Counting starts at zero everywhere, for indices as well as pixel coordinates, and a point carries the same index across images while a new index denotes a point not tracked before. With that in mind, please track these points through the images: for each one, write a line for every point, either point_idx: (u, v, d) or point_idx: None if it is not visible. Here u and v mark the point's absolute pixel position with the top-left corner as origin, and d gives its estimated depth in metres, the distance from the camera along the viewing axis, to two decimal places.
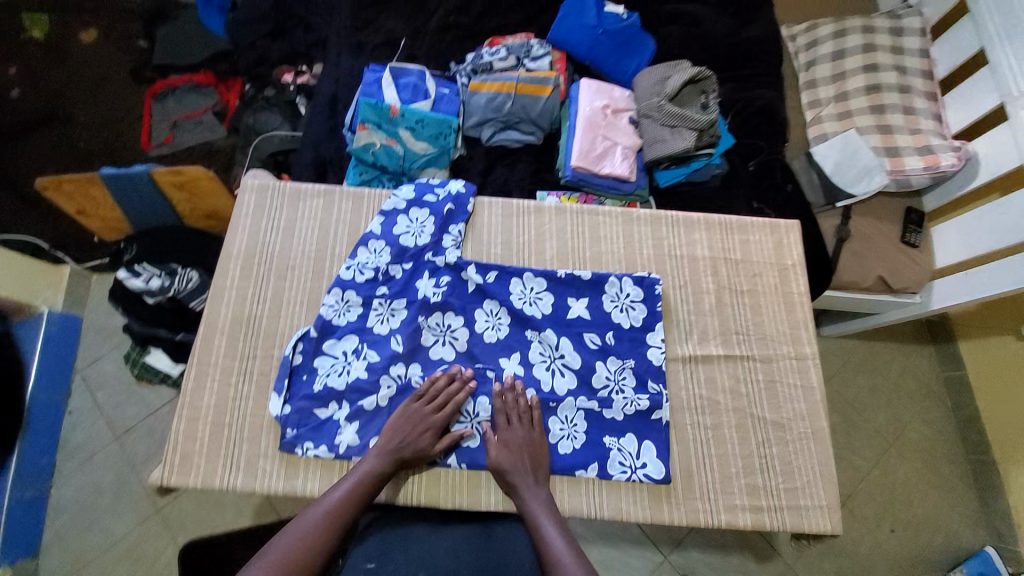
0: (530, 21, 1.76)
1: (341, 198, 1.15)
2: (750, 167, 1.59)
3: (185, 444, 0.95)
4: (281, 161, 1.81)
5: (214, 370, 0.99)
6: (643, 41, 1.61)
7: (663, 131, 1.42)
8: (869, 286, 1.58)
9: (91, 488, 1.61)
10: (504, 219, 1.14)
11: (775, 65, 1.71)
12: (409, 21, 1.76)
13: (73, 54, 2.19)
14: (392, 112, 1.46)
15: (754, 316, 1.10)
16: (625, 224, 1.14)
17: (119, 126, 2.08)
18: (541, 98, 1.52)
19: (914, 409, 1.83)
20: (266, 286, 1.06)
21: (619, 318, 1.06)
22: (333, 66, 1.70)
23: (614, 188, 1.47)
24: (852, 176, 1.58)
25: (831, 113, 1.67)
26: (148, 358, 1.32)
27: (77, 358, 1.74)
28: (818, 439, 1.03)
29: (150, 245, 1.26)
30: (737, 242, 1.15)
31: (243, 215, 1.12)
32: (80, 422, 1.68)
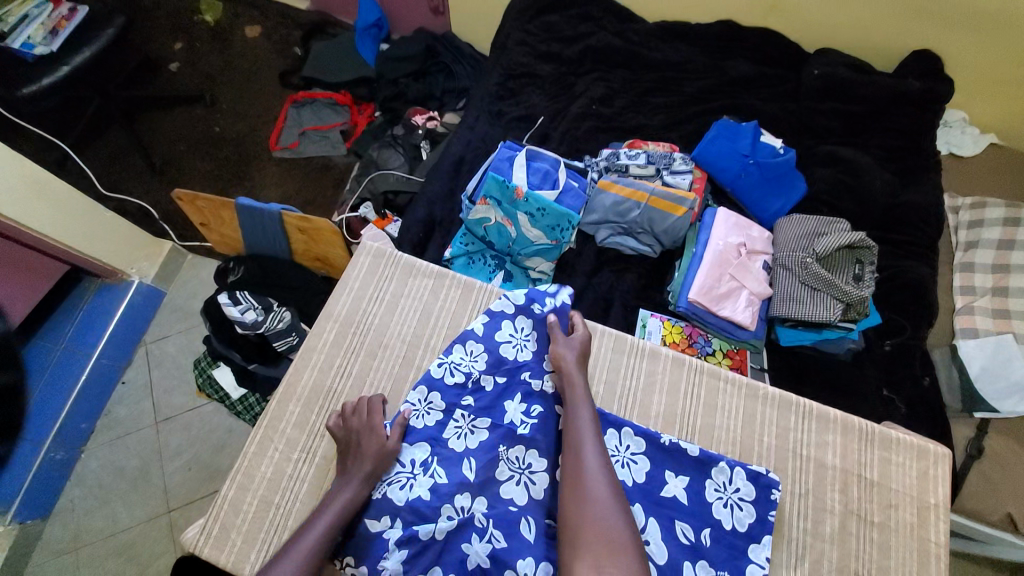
0: (672, 127, 1.70)
1: (452, 285, 1.10)
2: (885, 346, 1.40)
3: (229, 514, 0.90)
4: (391, 200, 1.81)
5: (279, 439, 0.95)
6: (795, 181, 1.49)
7: (800, 291, 1.28)
8: (993, 522, 1.30)
9: (114, 468, 1.60)
10: (614, 356, 1.04)
11: (932, 237, 1.54)
12: (552, 101, 1.76)
13: (236, 49, 2.37)
14: (516, 194, 1.42)
15: (879, 558, 0.92)
16: (747, 399, 1.00)
17: (255, 122, 2.20)
18: (671, 217, 1.43)
19: None
20: (355, 361, 1.01)
21: (720, 514, 0.89)
22: (467, 127, 1.72)
23: (727, 332, 1.33)
24: (1000, 389, 1.35)
25: (986, 305, 1.46)
26: (215, 372, 1.32)
27: (147, 330, 1.78)
28: None
29: (256, 273, 1.27)
30: (877, 459, 0.98)
31: (353, 278, 1.09)
32: (127, 395, 1.70)
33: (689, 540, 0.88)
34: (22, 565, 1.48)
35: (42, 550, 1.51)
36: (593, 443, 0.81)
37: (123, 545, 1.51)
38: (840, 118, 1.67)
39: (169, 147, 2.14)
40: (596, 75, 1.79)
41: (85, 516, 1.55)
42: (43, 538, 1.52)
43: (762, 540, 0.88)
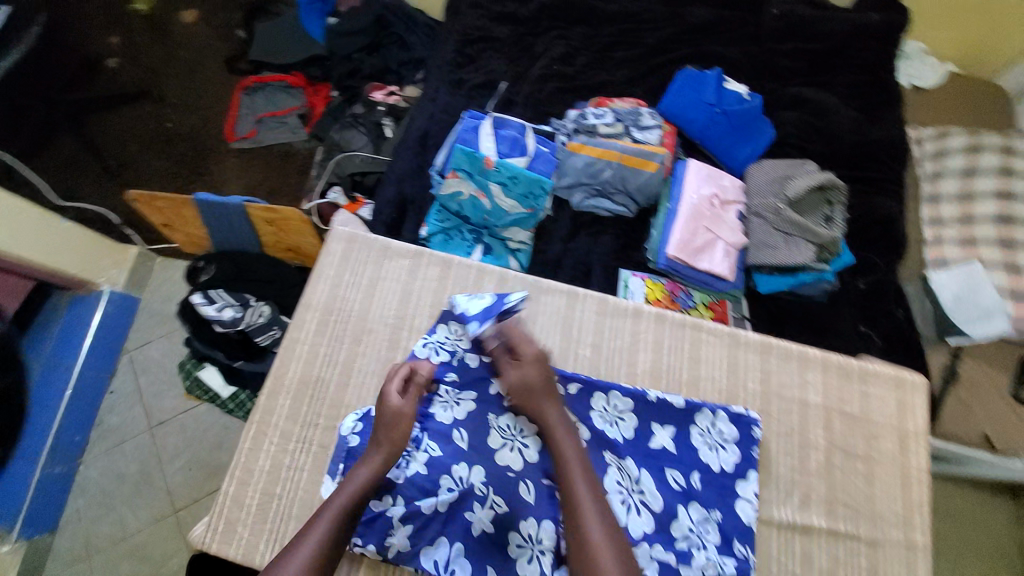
0: (636, 82, 1.67)
1: (430, 263, 1.08)
2: (860, 285, 1.43)
3: (232, 509, 0.90)
4: (359, 181, 1.79)
5: (272, 432, 0.95)
6: (762, 127, 1.51)
7: (774, 237, 1.30)
8: (971, 443, 1.36)
9: (114, 475, 1.59)
10: (598, 317, 1.05)
11: (896, 172, 1.57)
12: (512, 64, 1.70)
13: (177, 37, 2.22)
14: (487, 164, 1.40)
15: (867, 488, 0.94)
16: (730, 347, 1.02)
17: (209, 114, 2.09)
18: (644, 173, 1.43)
19: None
20: (340, 348, 1.00)
21: (709, 458, 0.93)
22: (428, 100, 1.66)
23: (707, 284, 1.36)
24: (971, 314, 1.40)
25: (954, 235, 1.50)
26: (200, 373, 1.28)
27: (128, 338, 1.73)
28: None
29: (228, 269, 1.24)
30: (857, 393, 1.00)
31: (328, 264, 1.07)
32: (118, 404, 1.67)
33: (680, 485, 0.91)
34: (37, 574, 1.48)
35: (52, 564, 1.51)
36: (584, 490, 0.80)
37: (131, 551, 1.52)
38: (801, 58, 1.68)
39: (121, 148, 2.03)
40: (555, 32, 1.73)
41: (91, 525, 1.54)
42: (51, 553, 1.52)
43: (750, 479, 0.92)
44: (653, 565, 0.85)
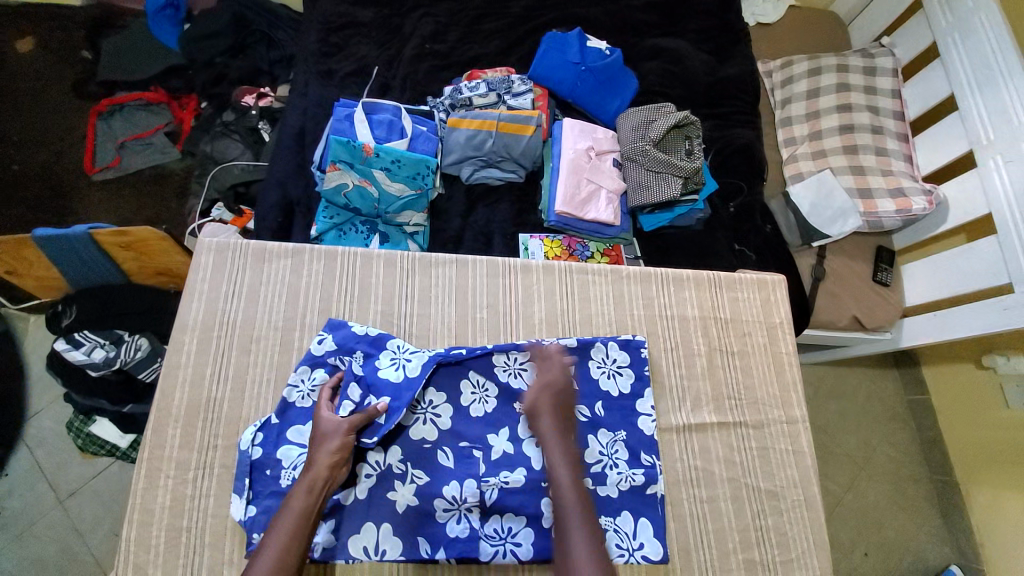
0: (509, 51, 1.70)
1: (312, 258, 1.05)
2: (731, 208, 1.59)
3: (138, 554, 0.84)
4: (243, 192, 1.68)
5: (169, 465, 0.89)
6: (625, 78, 1.57)
7: (647, 177, 1.40)
8: (844, 326, 1.58)
9: (32, 562, 1.41)
10: (490, 279, 1.08)
11: (752, 103, 1.73)
12: (382, 48, 1.67)
13: (0, 62, 1.91)
14: (365, 151, 1.36)
15: (744, 378, 1.09)
16: (614, 283, 1.11)
17: (56, 144, 1.84)
18: (523, 138, 1.45)
19: (882, 433, 1.85)
20: (229, 363, 0.96)
21: (608, 385, 1.01)
22: (299, 95, 1.60)
23: (598, 232, 1.45)
24: (828, 216, 1.57)
25: (806, 151, 1.68)
26: (92, 429, 1.18)
27: (21, 409, 1.50)
28: (810, 507, 1.01)
29: (92, 307, 1.14)
30: (726, 300, 1.14)
31: (201, 280, 1.01)
32: (16, 486, 1.45)
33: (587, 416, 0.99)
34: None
35: None
36: (570, 489, 0.79)
37: None
38: (653, 10, 1.78)
39: None
40: (421, 10, 1.70)
41: None
42: None
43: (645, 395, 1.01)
44: None
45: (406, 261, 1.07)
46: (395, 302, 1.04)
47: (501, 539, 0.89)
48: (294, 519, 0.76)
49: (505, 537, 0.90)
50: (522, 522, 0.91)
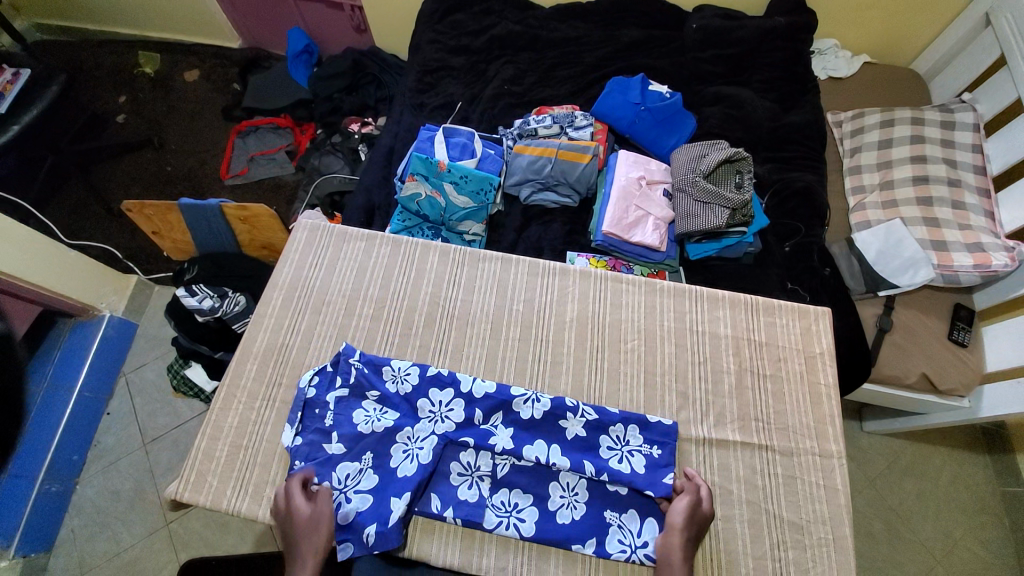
0: (578, 94, 1.88)
1: (381, 244, 1.24)
2: (786, 247, 1.58)
3: (204, 461, 1.01)
4: (337, 201, 1.96)
5: (241, 393, 1.07)
6: (683, 119, 1.69)
7: (694, 207, 1.46)
8: (912, 383, 1.44)
9: (110, 493, 1.63)
10: (530, 278, 1.19)
11: (816, 150, 1.74)
12: (467, 87, 1.93)
13: (177, 91, 2.44)
14: (440, 167, 1.57)
15: (776, 404, 1.06)
16: (646, 294, 1.16)
17: (204, 155, 2.28)
18: (579, 165, 1.59)
19: (967, 525, 1.60)
20: (302, 319, 1.14)
21: (618, 466, 0.96)
22: (394, 122, 1.88)
23: (643, 256, 1.50)
24: (897, 266, 1.49)
25: (875, 200, 1.62)
26: (187, 371, 1.44)
27: (124, 360, 1.82)
28: (840, 548, 0.95)
29: (209, 268, 1.40)
30: (763, 324, 1.13)
31: (293, 250, 1.23)
32: (113, 425, 1.73)
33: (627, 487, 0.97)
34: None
35: None
36: None
37: (125, 565, 1.54)
38: (721, 62, 1.87)
39: (126, 192, 2.18)
40: (504, 58, 1.96)
41: (87, 541, 1.57)
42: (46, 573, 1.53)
43: (654, 449, 0.99)
44: (581, 482, 0.97)
45: (458, 253, 1.22)
46: (443, 287, 1.18)
47: (506, 511, 0.94)
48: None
49: (510, 511, 0.95)
50: (529, 501, 0.96)
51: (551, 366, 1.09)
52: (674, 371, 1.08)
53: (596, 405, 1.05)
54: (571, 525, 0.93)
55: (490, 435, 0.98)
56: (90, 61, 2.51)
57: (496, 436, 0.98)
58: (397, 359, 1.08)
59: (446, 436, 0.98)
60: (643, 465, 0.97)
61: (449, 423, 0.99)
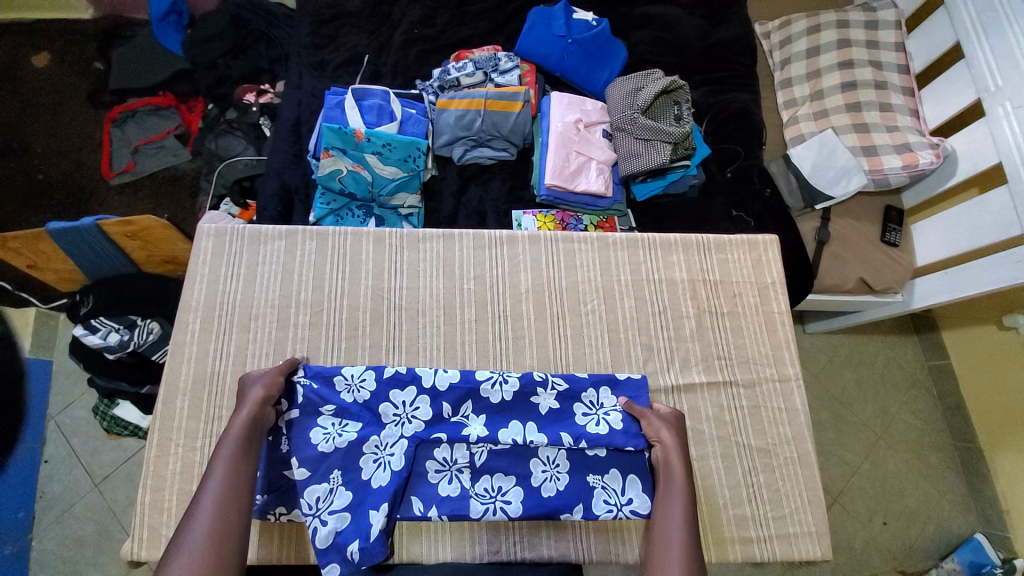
0: (499, 30, 1.70)
1: (304, 239, 1.10)
2: (727, 173, 1.56)
3: (152, 516, 0.91)
4: (247, 186, 1.74)
5: (177, 435, 0.95)
6: (614, 47, 1.57)
7: (637, 145, 1.40)
8: (850, 289, 1.52)
9: (73, 540, 1.50)
10: (477, 252, 1.10)
11: (749, 66, 1.69)
12: (373, 35, 1.69)
13: (21, 78, 2.00)
14: (357, 136, 1.39)
15: (735, 339, 1.07)
16: (600, 249, 1.11)
17: (76, 153, 1.93)
18: (511, 114, 1.46)
19: (900, 399, 1.79)
20: (229, 341, 1.01)
21: (596, 429, 0.95)
22: (294, 87, 1.63)
23: (590, 204, 1.44)
24: (831, 177, 1.51)
25: (807, 112, 1.61)
26: (116, 411, 1.27)
27: (48, 403, 1.59)
28: (804, 463, 1.01)
29: (106, 296, 1.22)
30: (717, 262, 1.13)
31: (201, 262, 1.06)
32: (55, 472, 1.54)
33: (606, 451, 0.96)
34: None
35: None
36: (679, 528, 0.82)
37: None
38: None
39: None
40: None
41: None
42: None
43: (628, 404, 0.98)
44: (561, 453, 0.95)
45: (394, 237, 1.10)
46: (384, 279, 1.07)
47: (491, 497, 0.92)
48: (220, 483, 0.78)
49: (495, 495, 0.92)
50: (512, 482, 0.93)
51: (513, 343, 1.04)
52: (636, 325, 1.07)
53: (566, 373, 1.02)
54: (557, 497, 0.92)
55: (462, 426, 0.94)
56: None
57: (469, 426, 0.94)
58: (347, 366, 0.99)
59: (418, 437, 0.92)
60: (620, 421, 0.96)
61: (416, 423, 0.93)
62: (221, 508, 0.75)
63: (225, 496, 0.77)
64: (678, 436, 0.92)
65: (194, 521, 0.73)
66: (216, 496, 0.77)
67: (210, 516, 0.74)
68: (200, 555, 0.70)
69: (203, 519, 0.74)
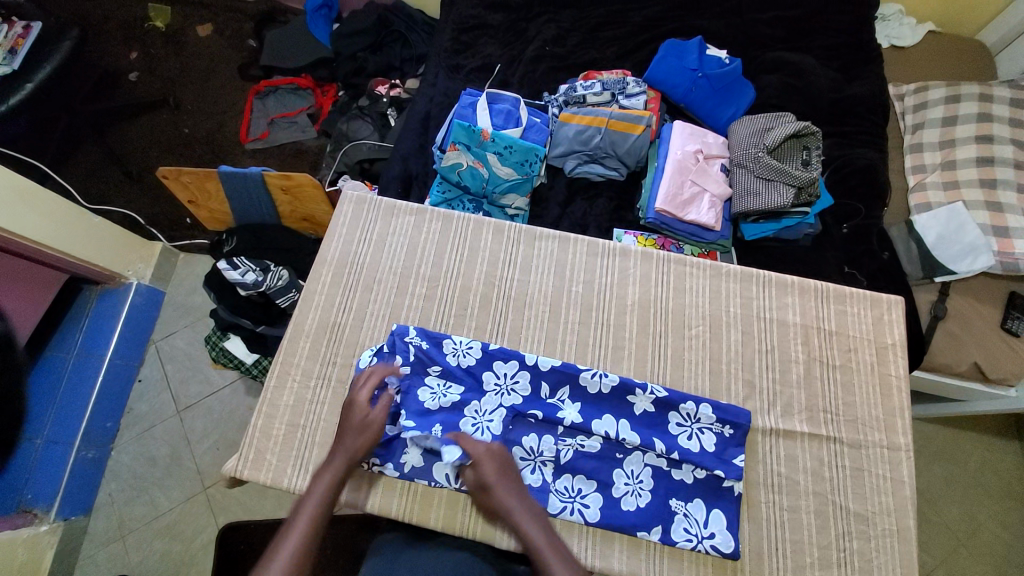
0: (626, 58, 1.76)
1: (431, 218, 1.18)
2: (844, 229, 1.52)
3: (261, 439, 1.00)
4: (366, 168, 1.83)
5: (296, 371, 1.04)
6: (743, 89, 1.59)
7: (757, 184, 1.39)
8: (962, 372, 1.38)
9: (145, 458, 1.60)
10: (589, 258, 1.14)
11: (879, 125, 1.64)
12: (506, 48, 1.80)
13: (189, 46, 2.25)
14: (483, 135, 1.48)
15: (845, 395, 1.03)
16: (712, 278, 1.11)
17: (222, 117, 2.13)
18: (631, 136, 1.50)
19: (991, 508, 1.55)
20: (353, 296, 1.10)
21: (688, 443, 0.95)
22: (428, 85, 1.77)
23: (695, 235, 1.44)
24: (955, 252, 1.41)
25: (936, 180, 1.52)
26: (227, 343, 1.41)
27: (153, 328, 1.74)
28: (904, 542, 0.93)
29: (248, 239, 1.38)
30: (833, 312, 1.09)
31: (340, 224, 1.17)
32: (146, 391, 1.68)
33: (693, 477, 0.94)
34: (75, 555, 1.48)
35: (90, 543, 1.52)
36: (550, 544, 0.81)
37: (163, 529, 1.53)
38: (780, 26, 1.76)
39: (141, 155, 2.04)
40: (546, 17, 1.83)
41: (124, 509, 1.55)
42: (88, 534, 1.52)
43: (724, 429, 0.97)
44: (646, 470, 0.94)
45: (512, 230, 1.16)
46: (498, 265, 1.13)
47: (570, 497, 0.93)
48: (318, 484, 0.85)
49: (575, 496, 0.93)
50: (592, 487, 0.94)
51: (612, 351, 1.06)
52: (740, 360, 1.05)
53: (664, 386, 1.02)
54: (636, 513, 0.92)
55: (557, 409, 0.97)
56: (96, 12, 2.28)
57: (564, 410, 0.97)
58: (455, 334, 1.06)
59: (514, 409, 0.97)
60: (713, 442, 0.96)
61: (517, 395, 0.99)
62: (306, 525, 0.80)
63: (310, 537, 0.79)
64: (496, 466, 0.88)
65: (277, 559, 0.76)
66: (299, 539, 0.78)
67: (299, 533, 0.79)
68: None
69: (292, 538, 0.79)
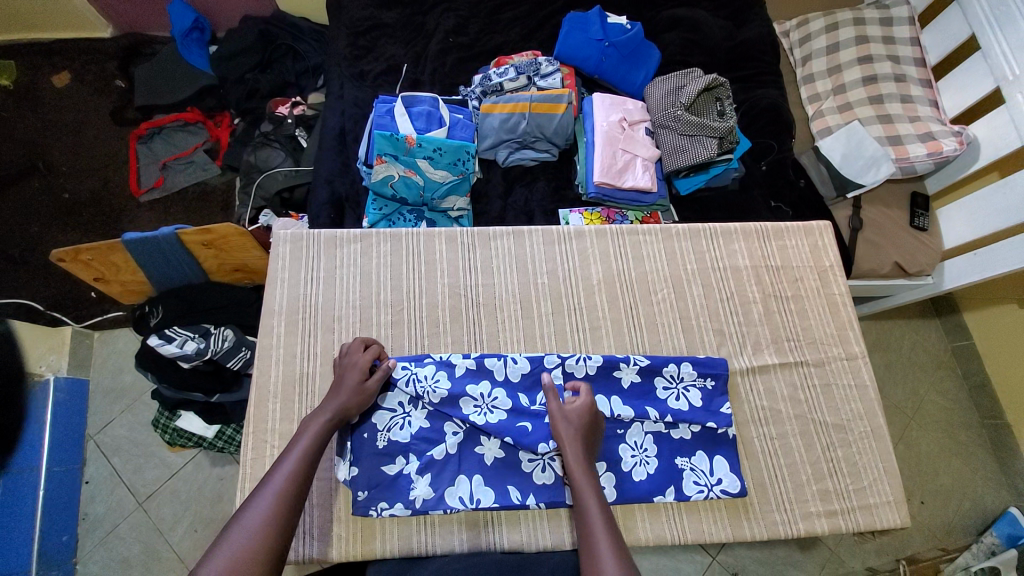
0: (532, 37, 1.75)
1: (379, 241, 1.12)
2: (763, 166, 1.63)
3: None
4: (287, 198, 1.68)
5: (273, 437, 0.97)
6: (648, 50, 1.63)
7: (682, 141, 1.46)
8: (886, 273, 1.54)
9: (117, 562, 1.43)
10: (547, 246, 1.14)
11: (773, 63, 1.76)
12: (409, 46, 1.73)
13: (44, 100, 1.96)
14: (408, 142, 1.41)
15: (802, 321, 1.12)
16: (665, 240, 1.16)
17: (105, 172, 1.88)
18: (555, 116, 1.50)
19: (927, 380, 1.76)
20: (314, 342, 1.04)
21: (678, 404, 1.00)
22: (335, 97, 1.66)
23: (636, 201, 1.49)
24: (859, 166, 1.52)
25: (831, 106, 1.66)
26: (179, 422, 1.29)
27: (87, 423, 1.54)
28: (877, 437, 1.04)
29: (178, 306, 1.28)
30: (776, 248, 1.18)
31: (280, 268, 1.09)
32: (97, 493, 1.49)
33: (690, 433, 1.00)
34: None
35: None
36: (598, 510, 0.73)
37: None
38: None
39: (16, 233, 1.76)
40: (443, 6, 1.76)
41: None
42: None
43: (706, 382, 1.02)
44: (648, 437, 0.98)
45: (465, 236, 1.14)
46: (460, 274, 1.10)
47: None
48: (308, 442, 0.80)
49: None
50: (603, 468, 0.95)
51: (590, 332, 1.08)
52: (706, 311, 1.11)
53: (646, 354, 1.06)
54: (648, 481, 0.95)
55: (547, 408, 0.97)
56: None
57: None
58: (434, 353, 1.03)
59: (512, 415, 0.96)
60: (700, 398, 1.01)
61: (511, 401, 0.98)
62: (285, 487, 0.72)
63: (289, 487, 0.72)
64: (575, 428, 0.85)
65: (254, 504, 0.69)
66: (278, 487, 0.72)
67: (271, 499, 0.70)
68: (240, 554, 0.63)
69: (263, 504, 0.69)
